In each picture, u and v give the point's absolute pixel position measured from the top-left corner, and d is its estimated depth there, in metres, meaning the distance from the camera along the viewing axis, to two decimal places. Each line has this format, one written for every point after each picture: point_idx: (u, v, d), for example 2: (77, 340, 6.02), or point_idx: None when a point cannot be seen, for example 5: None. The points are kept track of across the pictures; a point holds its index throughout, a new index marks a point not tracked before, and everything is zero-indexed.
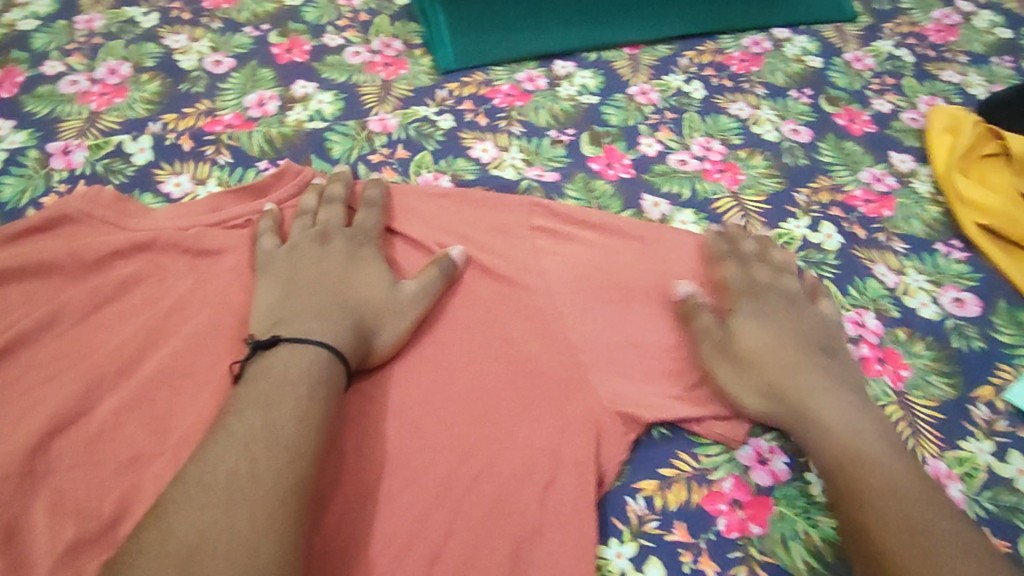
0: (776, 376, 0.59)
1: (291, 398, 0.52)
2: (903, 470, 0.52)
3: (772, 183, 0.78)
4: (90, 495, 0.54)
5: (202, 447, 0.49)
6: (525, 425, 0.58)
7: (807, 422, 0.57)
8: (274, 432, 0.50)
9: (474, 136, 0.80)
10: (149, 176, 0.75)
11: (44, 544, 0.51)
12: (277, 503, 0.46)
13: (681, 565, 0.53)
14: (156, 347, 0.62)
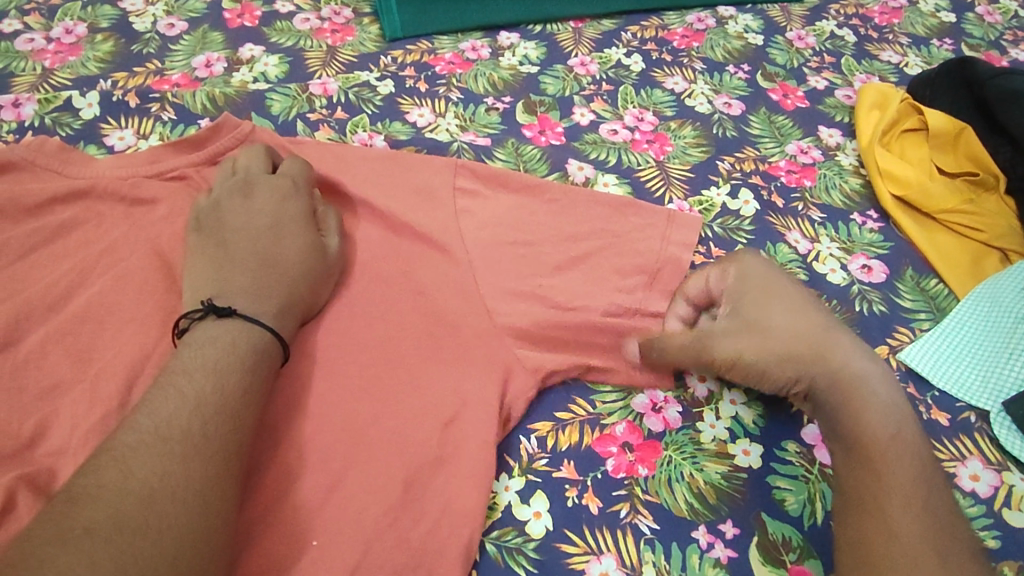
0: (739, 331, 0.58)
1: (239, 335, 0.53)
2: (902, 438, 0.52)
3: (698, 153, 0.80)
4: (12, 419, 0.55)
5: (146, 395, 0.47)
6: (438, 366, 0.59)
7: (785, 364, 0.56)
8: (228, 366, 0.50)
9: (412, 102, 0.83)
10: (94, 130, 0.77)
11: None
12: (232, 436, 0.47)
13: (564, 499, 0.55)
14: (87, 285, 0.62)
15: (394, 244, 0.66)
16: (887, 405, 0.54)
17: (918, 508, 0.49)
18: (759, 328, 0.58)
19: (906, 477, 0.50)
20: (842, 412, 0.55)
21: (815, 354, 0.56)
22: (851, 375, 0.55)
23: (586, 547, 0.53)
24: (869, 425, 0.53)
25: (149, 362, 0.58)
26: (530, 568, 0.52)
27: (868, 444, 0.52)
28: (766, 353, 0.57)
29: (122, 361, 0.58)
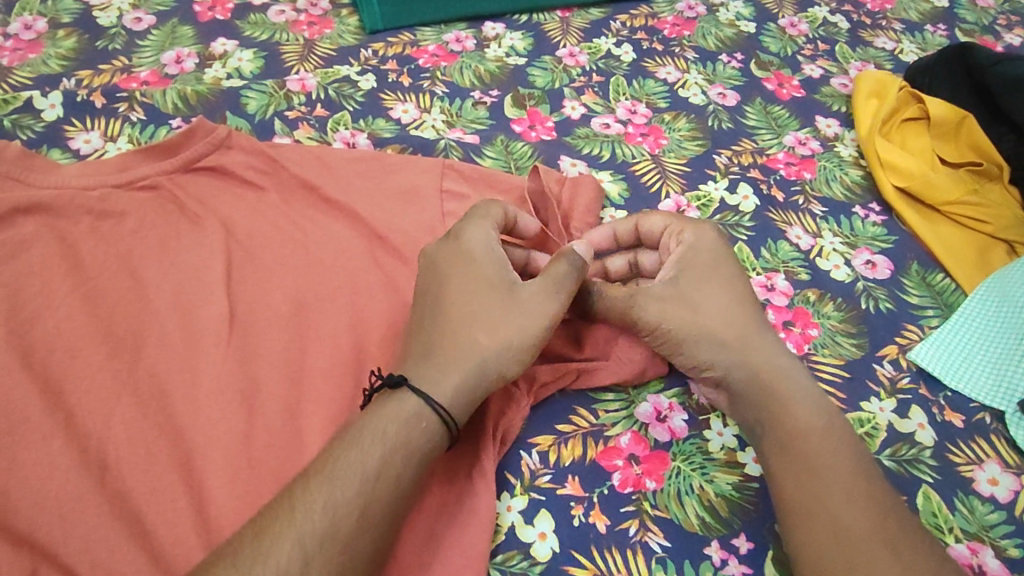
0: (664, 301, 0.55)
1: (411, 409, 0.49)
2: (829, 440, 0.50)
3: (694, 146, 0.78)
4: None
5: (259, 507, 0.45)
6: None
7: (707, 344, 0.54)
8: (392, 453, 0.46)
9: (395, 97, 0.79)
10: (58, 133, 0.72)
11: None
12: (336, 534, 0.43)
13: (570, 519, 0.52)
14: (52, 305, 0.58)
15: (381, 253, 0.63)
16: (806, 394, 0.53)
17: (870, 500, 0.47)
18: (692, 307, 0.55)
19: (846, 472, 0.49)
20: (759, 405, 0.53)
21: (740, 342, 0.54)
22: (768, 370, 0.53)
23: (596, 570, 0.50)
24: (792, 415, 0.51)
25: (122, 389, 0.55)
26: None
27: (798, 439, 0.50)
28: (688, 324, 0.55)
29: (96, 389, 0.54)
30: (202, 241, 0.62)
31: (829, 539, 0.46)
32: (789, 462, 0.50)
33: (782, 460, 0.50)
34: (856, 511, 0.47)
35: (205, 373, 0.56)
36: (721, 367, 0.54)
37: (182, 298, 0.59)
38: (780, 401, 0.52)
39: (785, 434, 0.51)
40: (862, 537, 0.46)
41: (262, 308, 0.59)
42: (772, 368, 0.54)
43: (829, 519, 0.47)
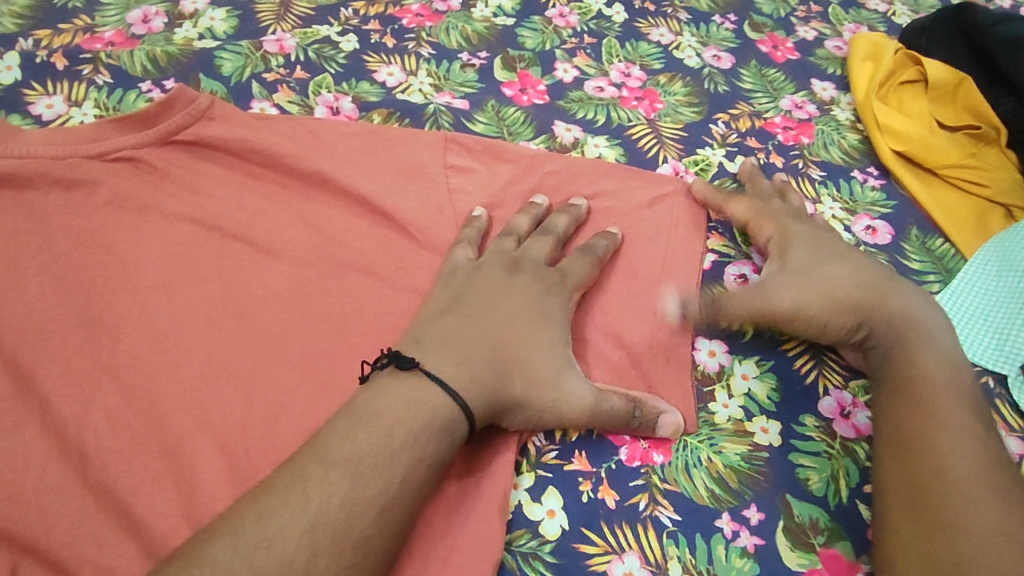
0: (788, 281, 0.57)
1: (444, 414, 0.46)
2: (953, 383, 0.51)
3: (690, 111, 0.75)
4: None
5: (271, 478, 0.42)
6: None
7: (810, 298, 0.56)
8: (419, 449, 0.44)
9: (379, 59, 0.75)
10: (17, 97, 0.67)
11: None
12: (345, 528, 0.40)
13: (578, 495, 0.51)
14: (20, 287, 0.54)
15: (370, 228, 0.60)
16: (942, 334, 0.54)
17: (983, 446, 0.47)
18: (805, 274, 0.57)
19: (961, 413, 0.49)
20: (897, 352, 0.54)
21: (876, 300, 0.56)
22: (910, 318, 0.55)
23: (608, 546, 0.49)
24: (915, 359, 0.53)
25: (99, 373, 0.51)
26: (547, 571, 0.48)
27: (919, 379, 0.51)
28: (811, 292, 0.56)
29: (73, 374, 0.51)
30: (184, 216, 0.59)
31: (934, 477, 0.46)
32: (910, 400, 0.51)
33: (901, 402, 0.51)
34: (968, 456, 0.47)
35: (189, 355, 0.53)
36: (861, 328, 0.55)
37: (160, 276, 0.56)
38: (917, 344, 0.54)
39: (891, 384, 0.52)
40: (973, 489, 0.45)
41: (250, 285, 0.56)
42: (922, 315, 0.55)
43: (936, 459, 0.47)
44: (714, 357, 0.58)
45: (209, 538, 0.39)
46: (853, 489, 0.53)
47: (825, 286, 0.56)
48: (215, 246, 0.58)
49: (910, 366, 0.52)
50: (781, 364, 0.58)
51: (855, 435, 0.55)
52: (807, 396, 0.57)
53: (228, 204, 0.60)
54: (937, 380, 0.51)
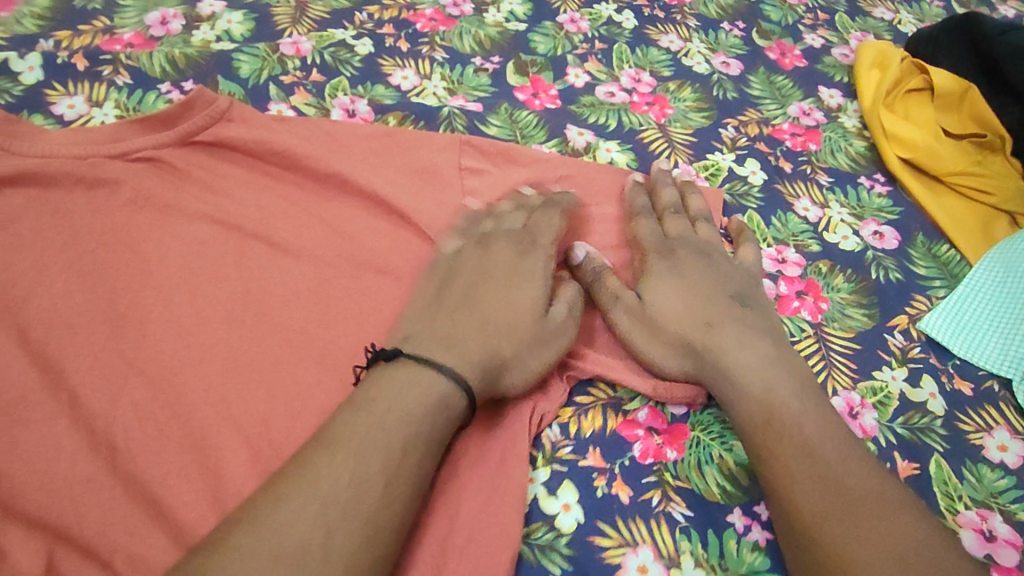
0: (665, 282, 0.58)
1: (423, 383, 0.47)
2: (817, 432, 0.49)
3: (700, 117, 0.76)
4: None
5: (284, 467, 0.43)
6: None
7: (702, 304, 0.57)
8: (415, 420, 0.45)
9: (394, 63, 0.76)
10: (39, 97, 0.68)
11: None
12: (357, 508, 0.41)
13: (593, 490, 0.52)
14: (46, 283, 0.55)
15: (393, 232, 0.61)
16: (773, 381, 0.52)
17: (853, 505, 0.45)
18: (690, 283, 0.58)
19: (855, 474, 0.47)
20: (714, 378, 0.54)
21: (705, 331, 0.55)
22: (734, 362, 0.53)
23: (623, 540, 0.50)
24: (742, 387, 0.52)
25: (126, 369, 0.52)
26: (565, 565, 0.49)
27: (798, 431, 0.49)
28: (679, 308, 0.57)
29: (99, 369, 0.52)
30: (206, 216, 0.60)
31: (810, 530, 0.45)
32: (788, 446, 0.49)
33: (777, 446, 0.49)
34: (858, 519, 0.44)
35: (212, 352, 0.53)
36: (689, 362, 0.55)
37: (184, 274, 0.57)
38: (724, 386, 0.53)
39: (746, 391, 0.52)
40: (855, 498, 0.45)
41: (272, 284, 0.57)
42: (741, 358, 0.54)
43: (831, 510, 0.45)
44: None
45: (235, 526, 0.39)
46: None
47: (702, 310, 0.56)
48: (237, 246, 0.59)
49: (726, 393, 0.53)
50: None
51: (863, 435, 0.55)
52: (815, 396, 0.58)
53: (249, 205, 0.61)
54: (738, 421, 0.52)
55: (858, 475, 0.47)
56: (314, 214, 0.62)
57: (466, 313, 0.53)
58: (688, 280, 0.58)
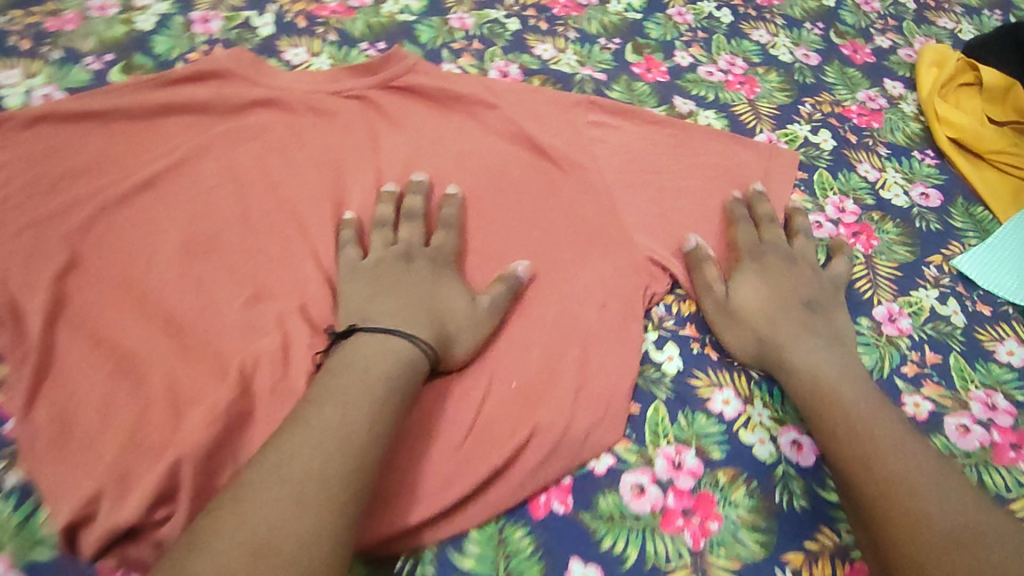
0: (749, 280, 0.72)
1: (382, 365, 0.57)
2: (870, 414, 0.60)
3: (782, 95, 0.93)
4: (261, 272, 0.69)
5: (281, 432, 0.51)
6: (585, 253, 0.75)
7: (772, 299, 0.70)
8: (377, 389, 0.55)
9: (536, 38, 0.95)
10: (272, 46, 0.88)
11: (230, 300, 0.67)
12: (286, 540, 0.45)
13: (690, 348, 0.71)
14: (294, 178, 0.76)
15: (538, 162, 0.82)
16: (849, 397, 0.62)
17: (932, 476, 0.56)
18: (774, 281, 0.72)
19: (918, 464, 0.57)
20: (812, 406, 0.63)
21: (772, 327, 0.69)
22: (819, 371, 0.65)
23: (712, 383, 0.69)
24: (838, 394, 0.62)
25: (353, 238, 0.72)
26: (669, 393, 0.68)
27: (862, 422, 0.60)
28: (759, 306, 0.70)
29: (336, 236, 0.72)
30: (403, 142, 0.81)
31: (882, 498, 0.55)
32: (856, 441, 0.59)
33: (847, 428, 0.60)
34: (931, 496, 0.54)
35: (413, 232, 0.73)
36: (765, 338, 0.68)
37: (391, 179, 0.78)
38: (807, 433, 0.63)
39: (783, 364, 0.66)
40: (866, 428, 0.59)
41: (453, 190, 0.77)
42: (805, 354, 0.66)
43: (899, 481, 0.55)
44: None
45: None
46: (894, 369, 0.70)
47: (778, 309, 0.70)
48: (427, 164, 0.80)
49: (819, 405, 0.62)
50: (845, 282, 0.76)
51: (898, 333, 0.72)
52: (864, 305, 0.74)
53: (433, 136, 0.82)
54: (828, 433, 0.61)
55: (923, 465, 0.56)
56: (480, 147, 0.82)
57: (401, 293, 0.64)
58: (769, 273, 0.73)
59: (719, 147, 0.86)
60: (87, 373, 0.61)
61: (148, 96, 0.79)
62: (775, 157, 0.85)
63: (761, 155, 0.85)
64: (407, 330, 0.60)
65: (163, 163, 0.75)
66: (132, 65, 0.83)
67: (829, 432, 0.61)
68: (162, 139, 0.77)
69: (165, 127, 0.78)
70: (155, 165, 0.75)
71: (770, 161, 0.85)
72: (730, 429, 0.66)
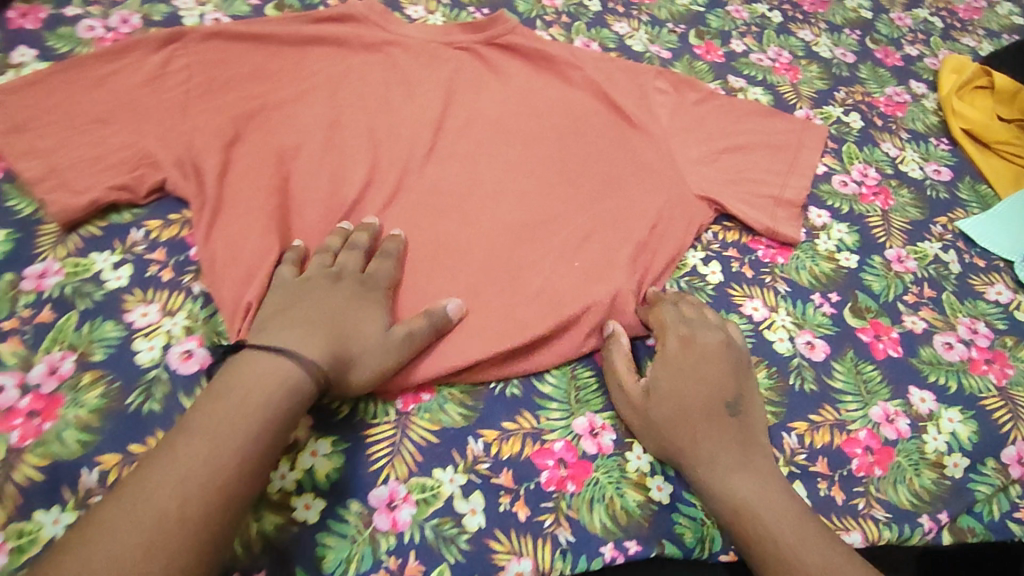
0: (664, 396, 0.68)
1: (257, 389, 0.57)
2: (752, 493, 0.63)
3: (821, 83, 1.09)
4: (387, 166, 0.84)
5: (151, 455, 0.53)
6: (649, 187, 0.87)
7: (675, 390, 0.68)
8: (250, 418, 0.55)
9: (615, 18, 1.12)
10: (396, 2, 1.05)
11: (364, 183, 0.81)
12: (209, 514, 0.50)
13: (731, 266, 0.84)
14: (414, 99, 0.91)
15: (614, 120, 0.94)
16: (752, 471, 0.65)
17: (798, 535, 0.60)
18: (681, 375, 0.69)
19: (784, 513, 0.62)
20: (721, 504, 0.64)
21: (708, 459, 0.65)
22: (699, 465, 0.65)
23: (744, 294, 0.82)
24: (724, 479, 0.64)
25: (461, 150, 0.87)
26: (709, 297, 0.81)
27: (743, 501, 0.63)
28: (670, 412, 0.67)
29: (448, 147, 0.87)
30: (504, 82, 0.96)
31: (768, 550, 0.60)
32: (730, 506, 0.63)
33: (726, 511, 0.63)
34: (771, 528, 0.61)
35: (511, 150, 0.88)
36: (701, 479, 0.65)
37: (493, 109, 0.92)
38: (704, 484, 0.65)
39: (699, 458, 0.65)
40: (747, 502, 0.63)
41: (545, 123, 0.92)
42: (722, 473, 0.65)
43: (774, 547, 0.60)
44: (820, 218, 0.91)
45: None
46: (899, 295, 0.84)
47: (692, 415, 0.67)
48: (524, 104, 0.94)
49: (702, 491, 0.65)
50: (864, 228, 0.90)
51: (904, 271, 0.87)
52: (877, 247, 0.88)
53: (528, 81, 0.97)
54: (713, 507, 0.64)
55: (785, 518, 0.61)
56: (568, 96, 0.96)
57: (316, 315, 0.64)
58: (672, 376, 0.69)
59: (761, 112, 0.99)
60: (247, 220, 0.75)
61: (298, 27, 0.95)
62: (807, 128, 0.98)
63: (795, 124, 0.98)
64: (249, 392, 0.56)
65: (309, 78, 0.90)
66: (283, 4, 1.00)
67: (714, 507, 0.64)
68: (306, 62, 0.92)
69: (310, 52, 0.93)
70: (301, 79, 0.90)
71: (801, 130, 0.98)
72: (758, 327, 0.78)
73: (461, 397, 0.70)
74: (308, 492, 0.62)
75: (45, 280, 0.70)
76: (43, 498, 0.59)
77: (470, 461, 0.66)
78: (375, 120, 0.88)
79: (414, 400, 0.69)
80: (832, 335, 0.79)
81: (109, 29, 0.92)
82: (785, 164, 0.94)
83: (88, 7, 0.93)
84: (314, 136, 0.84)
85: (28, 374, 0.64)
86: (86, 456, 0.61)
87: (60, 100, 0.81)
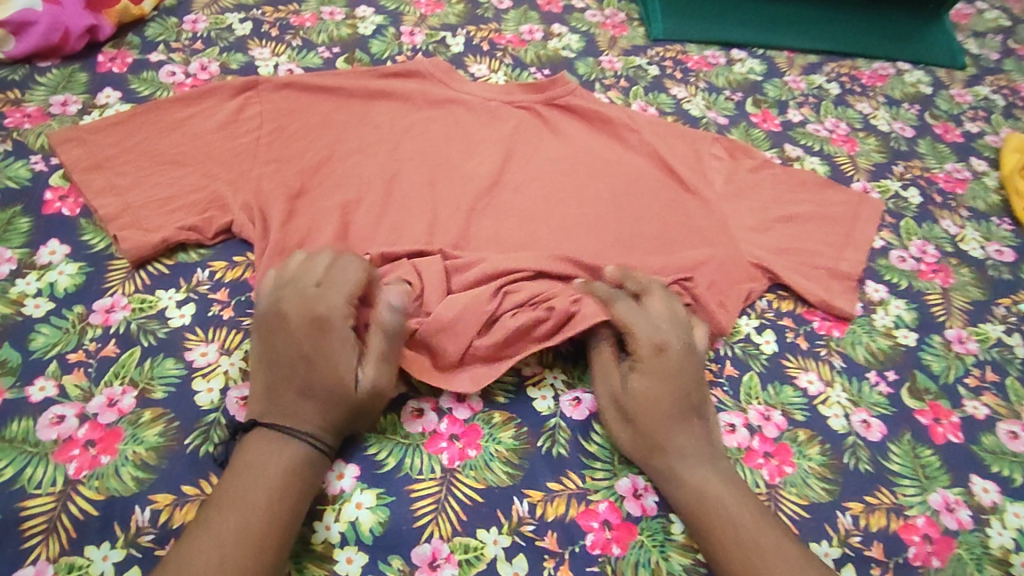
0: (638, 395, 0.67)
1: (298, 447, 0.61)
2: (719, 484, 0.65)
3: (879, 156, 1.08)
4: (445, 219, 0.85)
5: (205, 515, 0.57)
6: (703, 252, 0.87)
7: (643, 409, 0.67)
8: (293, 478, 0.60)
9: (673, 83, 1.13)
10: (461, 61, 1.09)
11: (422, 234, 0.83)
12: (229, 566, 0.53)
13: (786, 336, 0.83)
14: (474, 155, 0.93)
15: (669, 181, 0.95)
16: (722, 469, 0.66)
17: (763, 526, 0.61)
18: (659, 373, 0.68)
19: (755, 510, 0.63)
20: (687, 493, 0.65)
21: (678, 451, 0.66)
22: (672, 452, 0.66)
23: (799, 365, 0.80)
24: (692, 470, 0.65)
25: (517, 206, 0.88)
26: (762, 367, 0.79)
27: (710, 493, 0.64)
28: (644, 412, 0.67)
29: (506, 202, 0.89)
30: (562, 140, 0.98)
31: (746, 542, 0.60)
32: (695, 493, 0.64)
33: (690, 500, 0.64)
34: (744, 524, 0.61)
35: (566, 209, 0.89)
36: (670, 469, 0.66)
37: (551, 167, 0.94)
38: (671, 476, 0.66)
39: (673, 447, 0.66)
40: (716, 496, 0.63)
41: (601, 183, 0.93)
42: (687, 462, 0.66)
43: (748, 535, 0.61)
44: (877, 292, 0.89)
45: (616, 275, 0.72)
46: (959, 376, 0.82)
47: (665, 413, 0.67)
48: (581, 163, 0.95)
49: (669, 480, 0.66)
50: (922, 305, 0.88)
51: (965, 351, 0.84)
52: (937, 325, 0.86)
53: (585, 142, 0.98)
54: (675, 497, 0.65)
55: (753, 511, 0.63)
56: (624, 157, 0.97)
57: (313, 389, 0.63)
58: (646, 375, 0.68)
59: (819, 182, 0.98)
60: None
61: (366, 81, 0.98)
62: (864, 201, 0.97)
63: (853, 196, 0.98)
64: (268, 491, 0.58)
65: (373, 130, 0.93)
66: (353, 59, 1.05)
67: (676, 497, 0.65)
68: (372, 115, 0.95)
69: (376, 105, 0.96)
70: (367, 130, 0.93)
71: (860, 203, 0.97)
72: (812, 402, 0.77)
73: (508, 454, 0.68)
74: (351, 544, 0.62)
75: (113, 314, 0.72)
76: (94, 534, 0.59)
77: (515, 522, 0.64)
78: (435, 173, 0.90)
79: (460, 455, 0.68)
80: (890, 414, 0.77)
81: (189, 75, 0.97)
82: (842, 236, 0.93)
83: (171, 54, 0.99)
84: (376, 187, 0.86)
85: (87, 406, 0.66)
86: (140, 493, 0.61)
87: (140, 140, 0.85)
